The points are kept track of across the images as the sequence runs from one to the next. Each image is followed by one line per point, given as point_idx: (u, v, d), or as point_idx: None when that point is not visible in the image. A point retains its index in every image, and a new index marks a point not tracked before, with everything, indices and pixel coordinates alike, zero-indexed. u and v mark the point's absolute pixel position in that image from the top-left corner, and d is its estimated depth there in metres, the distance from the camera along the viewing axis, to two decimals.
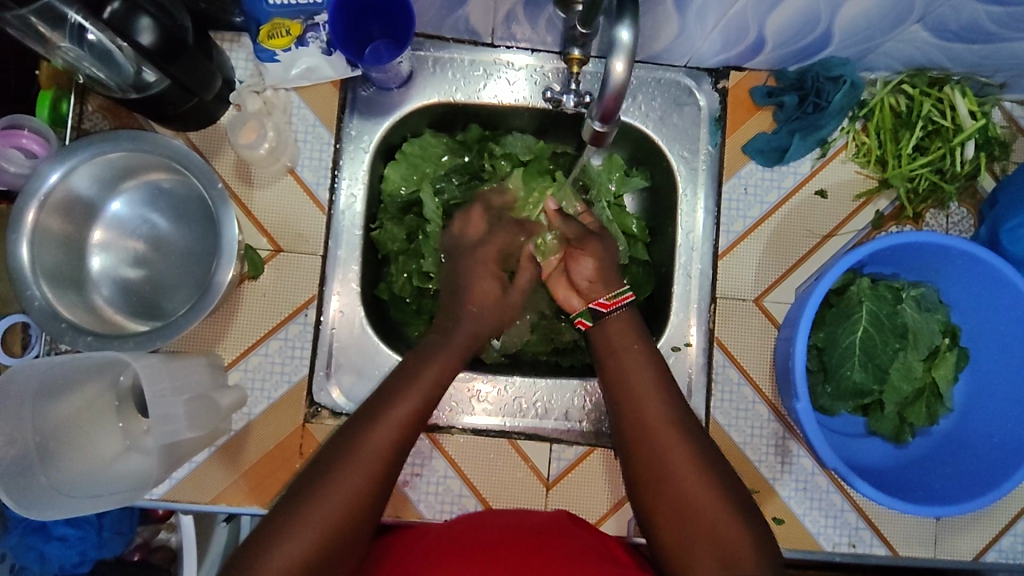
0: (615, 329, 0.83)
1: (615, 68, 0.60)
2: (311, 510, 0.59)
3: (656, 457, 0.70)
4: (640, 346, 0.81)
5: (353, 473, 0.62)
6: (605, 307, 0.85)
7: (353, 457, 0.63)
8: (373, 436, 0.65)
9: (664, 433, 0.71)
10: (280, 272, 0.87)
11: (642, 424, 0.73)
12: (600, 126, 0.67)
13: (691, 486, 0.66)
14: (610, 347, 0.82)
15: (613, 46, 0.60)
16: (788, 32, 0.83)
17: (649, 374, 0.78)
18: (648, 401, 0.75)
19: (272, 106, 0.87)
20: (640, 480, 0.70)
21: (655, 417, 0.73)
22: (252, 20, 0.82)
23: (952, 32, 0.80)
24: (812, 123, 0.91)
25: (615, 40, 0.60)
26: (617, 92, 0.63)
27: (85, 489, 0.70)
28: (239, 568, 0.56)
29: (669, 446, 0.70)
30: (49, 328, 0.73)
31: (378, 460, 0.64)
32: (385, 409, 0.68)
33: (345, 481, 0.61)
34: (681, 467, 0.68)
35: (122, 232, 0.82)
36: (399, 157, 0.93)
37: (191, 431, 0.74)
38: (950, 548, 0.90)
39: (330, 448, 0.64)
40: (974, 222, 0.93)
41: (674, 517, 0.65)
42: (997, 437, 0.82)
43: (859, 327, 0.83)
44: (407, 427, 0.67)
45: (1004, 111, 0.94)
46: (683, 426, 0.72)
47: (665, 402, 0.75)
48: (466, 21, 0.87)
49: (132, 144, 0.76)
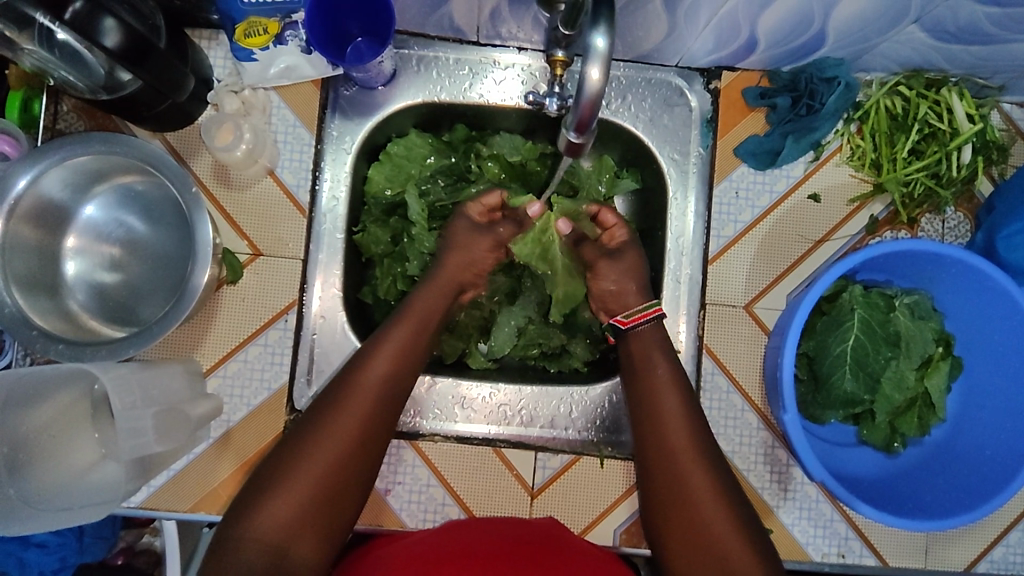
0: (643, 342, 0.82)
1: (590, 75, 0.57)
2: (301, 465, 0.66)
3: (674, 478, 0.72)
4: (667, 363, 0.80)
5: (338, 431, 0.68)
6: (623, 325, 0.83)
7: (338, 415, 0.69)
8: (354, 395, 0.71)
9: (680, 443, 0.73)
10: (260, 276, 0.85)
11: (664, 441, 0.74)
12: (575, 137, 0.64)
13: (704, 505, 0.69)
14: (640, 357, 0.81)
15: (586, 53, 0.57)
16: (781, 31, 0.80)
17: (675, 389, 0.77)
18: (671, 414, 0.76)
19: (251, 106, 0.85)
20: (654, 491, 0.73)
21: (675, 431, 0.74)
22: (228, 18, 0.80)
23: (950, 33, 0.77)
24: (806, 125, 0.88)
25: (590, 47, 0.56)
26: (594, 99, 0.59)
27: (54, 501, 0.69)
28: (240, 512, 0.64)
29: (686, 464, 0.72)
30: (21, 336, 0.71)
31: (361, 417, 0.70)
32: (361, 367, 0.73)
33: (331, 439, 0.68)
34: (697, 486, 0.71)
35: (97, 236, 0.80)
36: (383, 158, 0.91)
37: (160, 445, 0.72)
38: (942, 558, 0.88)
39: (317, 406, 0.71)
40: (970, 227, 0.91)
41: (682, 531, 0.69)
42: (990, 449, 0.81)
43: (851, 336, 0.82)
44: (382, 382, 0.73)
45: (1002, 113, 0.91)
46: (703, 445, 0.74)
47: (688, 416, 0.75)
48: (450, 19, 0.84)
49: (103, 146, 0.74)
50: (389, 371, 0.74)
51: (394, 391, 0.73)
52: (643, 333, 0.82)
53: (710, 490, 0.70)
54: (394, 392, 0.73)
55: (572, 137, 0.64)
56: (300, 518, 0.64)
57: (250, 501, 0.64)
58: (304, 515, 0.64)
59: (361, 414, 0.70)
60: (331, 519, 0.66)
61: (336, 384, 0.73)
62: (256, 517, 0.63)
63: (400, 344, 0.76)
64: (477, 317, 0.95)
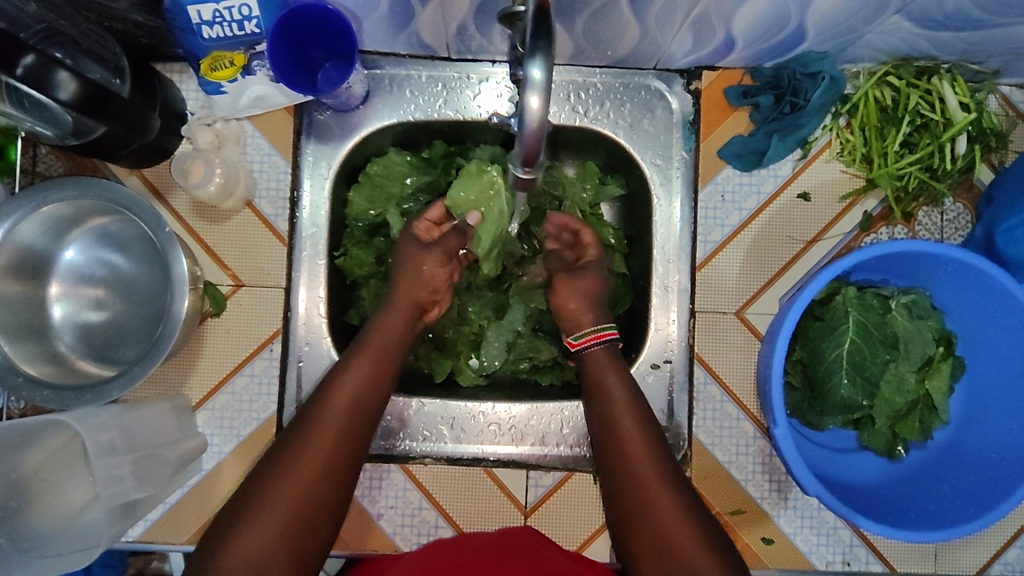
0: (598, 365, 0.80)
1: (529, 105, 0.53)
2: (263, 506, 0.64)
3: (637, 501, 0.68)
4: (614, 369, 0.79)
5: (309, 456, 0.67)
6: (574, 347, 0.83)
7: (307, 444, 0.68)
8: (314, 432, 0.69)
9: (641, 462, 0.70)
10: (244, 306, 0.85)
11: (622, 461, 0.71)
12: (524, 171, 0.61)
13: (660, 513, 0.66)
14: (594, 368, 0.80)
15: (524, 84, 0.53)
16: (759, 29, 0.77)
17: (633, 408, 0.75)
18: (629, 432, 0.73)
19: (224, 138, 0.84)
20: (620, 514, 0.69)
21: (634, 446, 0.72)
22: (192, 54, 0.80)
23: (936, 21, 0.74)
24: (791, 123, 0.86)
25: (528, 79, 0.53)
26: (538, 134, 0.55)
27: (48, 547, 0.68)
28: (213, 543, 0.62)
29: (643, 485, 0.69)
30: (6, 382, 0.72)
31: (330, 442, 0.69)
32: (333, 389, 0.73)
33: (305, 463, 0.67)
34: (653, 493, 0.68)
35: (81, 278, 0.81)
36: (363, 180, 0.90)
37: (139, 490, 0.75)
38: (952, 563, 0.86)
39: (291, 429, 0.70)
40: (971, 218, 0.87)
41: (655, 559, 0.65)
42: (995, 453, 0.78)
43: (846, 340, 0.79)
44: (352, 402, 0.73)
45: (1000, 96, 0.87)
46: (665, 467, 0.70)
47: (645, 430, 0.73)
48: (419, 36, 0.82)
49: (77, 191, 0.74)
50: (349, 406, 0.72)
51: (363, 410, 0.73)
52: (597, 354, 0.81)
53: (675, 510, 0.66)
54: (363, 414, 0.73)
55: (522, 171, 0.61)
56: (263, 563, 0.61)
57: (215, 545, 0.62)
58: (267, 559, 0.61)
59: (331, 437, 0.69)
60: (298, 557, 0.63)
61: (301, 417, 0.71)
62: (220, 561, 0.60)
63: (368, 365, 0.76)
64: (466, 332, 0.94)
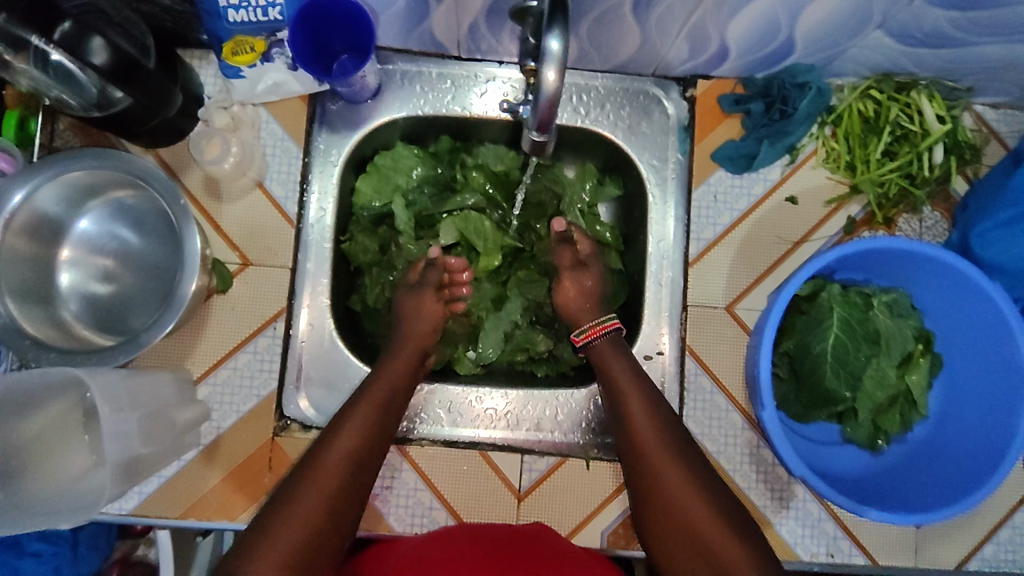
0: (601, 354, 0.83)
1: (548, 76, 0.57)
2: (295, 503, 0.62)
3: (658, 486, 0.69)
4: (617, 359, 0.82)
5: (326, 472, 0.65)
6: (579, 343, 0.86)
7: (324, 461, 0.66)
8: (330, 455, 0.67)
9: (658, 455, 0.71)
10: (249, 284, 0.87)
11: (637, 453, 0.72)
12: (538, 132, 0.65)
13: (677, 488, 0.68)
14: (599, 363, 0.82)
15: (542, 56, 0.57)
16: (751, 39, 0.83)
17: (637, 398, 0.77)
18: (644, 429, 0.73)
19: (239, 122, 0.88)
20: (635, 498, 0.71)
21: (650, 441, 0.72)
22: (215, 37, 0.83)
23: (915, 38, 0.80)
24: (780, 130, 0.91)
25: (546, 49, 0.57)
26: (552, 99, 0.60)
27: (42, 505, 0.70)
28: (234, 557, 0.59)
29: (666, 473, 0.69)
30: (13, 345, 0.73)
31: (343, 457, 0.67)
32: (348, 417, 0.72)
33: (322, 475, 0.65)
34: (665, 469, 0.70)
35: (91, 249, 0.83)
36: (371, 169, 0.94)
37: (146, 446, 0.76)
38: (932, 557, 0.88)
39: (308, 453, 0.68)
40: (947, 226, 0.92)
41: (667, 530, 0.67)
42: (970, 445, 0.81)
43: (830, 334, 0.82)
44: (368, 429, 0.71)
45: (974, 114, 0.93)
46: (676, 446, 0.72)
47: (654, 420, 0.74)
48: (431, 34, 0.87)
49: (96, 162, 0.76)
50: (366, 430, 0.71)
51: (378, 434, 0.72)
52: (598, 348, 0.84)
53: (687, 485, 0.68)
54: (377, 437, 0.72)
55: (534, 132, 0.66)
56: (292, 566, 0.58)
57: (235, 557, 0.59)
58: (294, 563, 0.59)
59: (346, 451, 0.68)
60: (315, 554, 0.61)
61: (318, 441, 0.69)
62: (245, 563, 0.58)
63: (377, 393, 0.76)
64: (465, 322, 0.94)
